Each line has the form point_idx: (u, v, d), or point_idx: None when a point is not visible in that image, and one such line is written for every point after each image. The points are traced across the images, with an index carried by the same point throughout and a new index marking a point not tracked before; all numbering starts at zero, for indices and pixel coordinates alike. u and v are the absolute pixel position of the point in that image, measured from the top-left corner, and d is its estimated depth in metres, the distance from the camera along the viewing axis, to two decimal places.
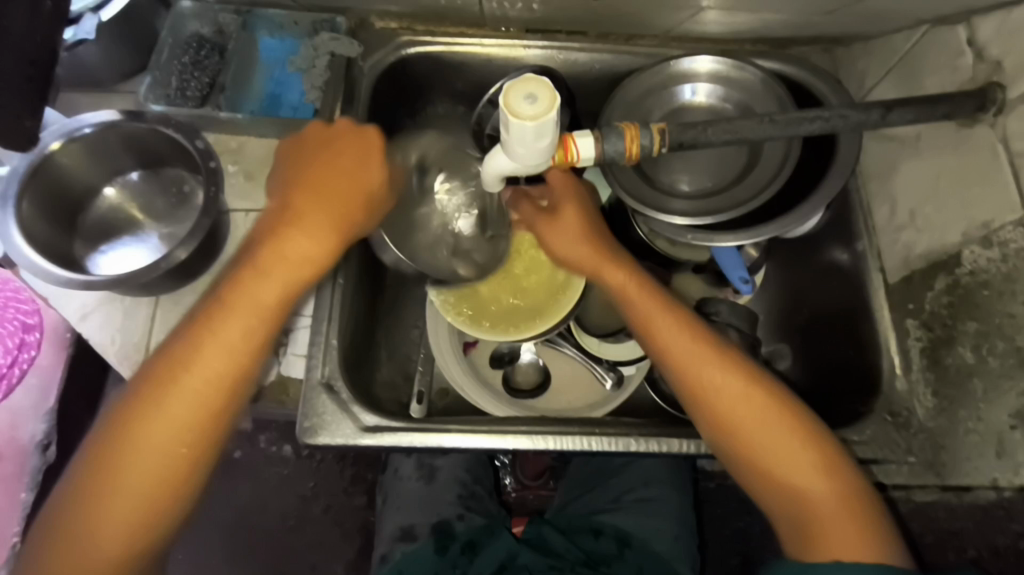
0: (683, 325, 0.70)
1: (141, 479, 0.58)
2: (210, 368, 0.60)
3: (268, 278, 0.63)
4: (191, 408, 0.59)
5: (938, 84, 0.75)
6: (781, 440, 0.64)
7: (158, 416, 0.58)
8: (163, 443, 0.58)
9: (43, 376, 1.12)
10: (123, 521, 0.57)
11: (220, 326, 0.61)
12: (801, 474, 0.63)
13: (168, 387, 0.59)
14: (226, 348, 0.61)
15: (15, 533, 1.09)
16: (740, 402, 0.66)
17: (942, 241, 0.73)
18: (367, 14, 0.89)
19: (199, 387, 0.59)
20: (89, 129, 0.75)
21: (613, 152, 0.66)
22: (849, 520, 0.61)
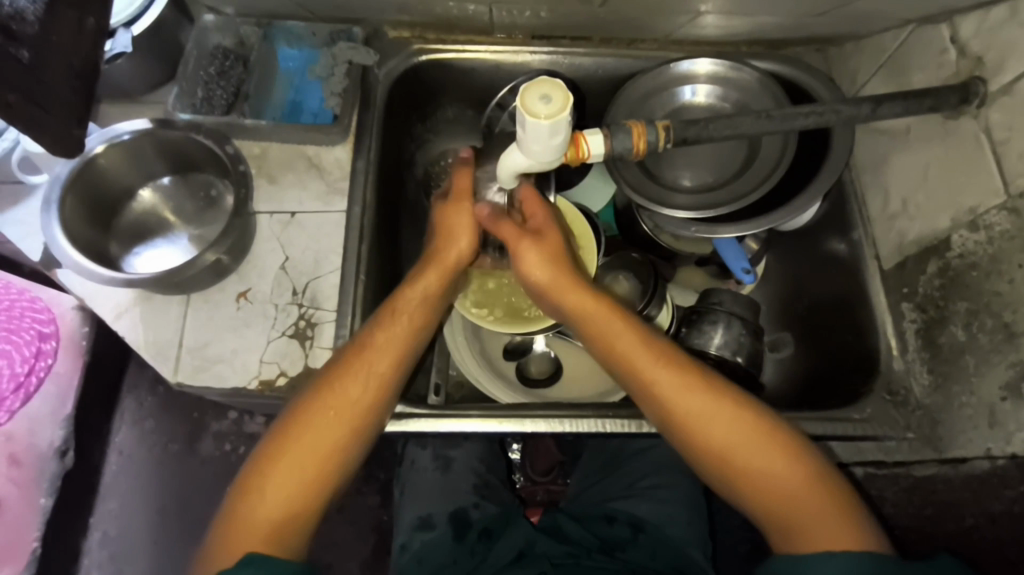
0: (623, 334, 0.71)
1: (302, 468, 0.66)
2: (354, 391, 0.70)
3: (402, 322, 0.73)
4: (338, 419, 0.68)
5: (925, 79, 0.79)
6: (729, 437, 0.67)
7: (321, 415, 0.68)
8: (316, 444, 0.67)
9: (60, 383, 1.21)
10: (289, 495, 0.65)
11: (364, 361, 0.71)
12: (753, 462, 0.66)
13: (348, 376, 0.70)
14: (363, 381, 0.70)
15: (34, 537, 1.16)
16: (693, 406, 0.68)
17: (933, 226, 0.77)
18: (381, 24, 0.94)
19: (343, 406, 0.69)
20: (128, 136, 0.79)
21: (621, 148, 0.70)
22: (821, 510, 0.63)
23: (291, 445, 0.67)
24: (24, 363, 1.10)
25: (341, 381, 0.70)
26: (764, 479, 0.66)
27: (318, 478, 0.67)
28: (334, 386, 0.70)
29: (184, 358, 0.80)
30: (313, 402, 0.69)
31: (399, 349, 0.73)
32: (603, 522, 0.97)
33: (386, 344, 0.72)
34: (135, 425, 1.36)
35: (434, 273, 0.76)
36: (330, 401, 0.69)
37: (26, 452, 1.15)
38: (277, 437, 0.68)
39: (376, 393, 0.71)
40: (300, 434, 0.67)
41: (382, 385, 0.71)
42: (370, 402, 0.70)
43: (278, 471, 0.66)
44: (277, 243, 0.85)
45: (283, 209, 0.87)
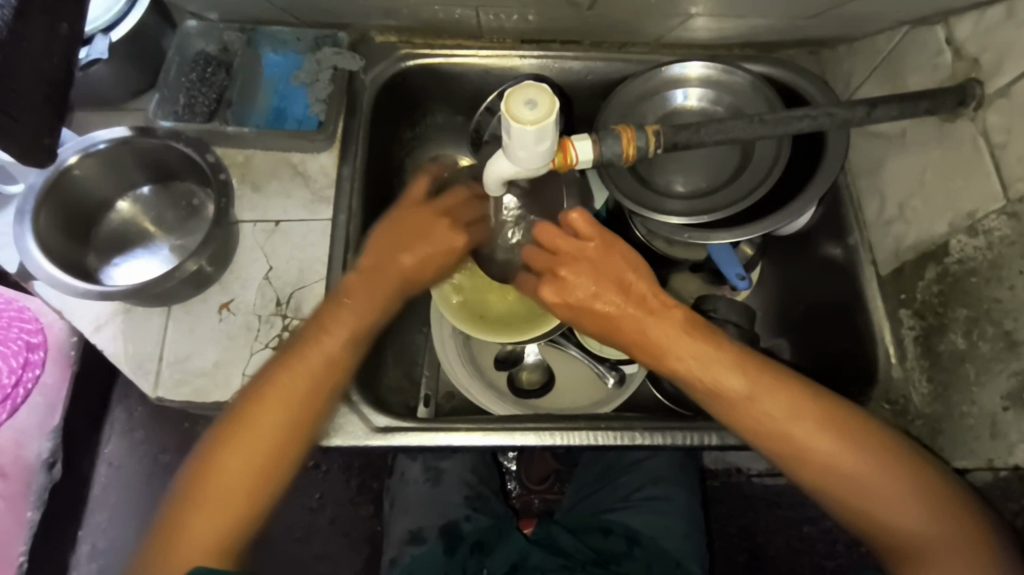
0: (715, 359, 0.67)
1: (210, 540, 0.62)
2: (256, 448, 0.65)
3: (296, 373, 0.68)
4: (246, 481, 0.65)
5: (920, 82, 0.78)
6: (849, 458, 0.63)
7: (260, 427, 0.66)
8: (255, 458, 0.65)
9: (48, 394, 1.18)
10: (192, 562, 0.61)
11: (264, 416, 0.66)
12: (872, 492, 0.63)
13: (235, 439, 0.65)
14: (262, 434, 0.66)
15: (20, 552, 1.13)
16: (818, 432, 0.64)
17: (931, 232, 0.75)
18: (368, 29, 0.93)
19: (252, 468, 0.65)
20: (103, 145, 0.77)
21: (610, 155, 0.67)
22: (946, 545, 0.61)
23: (229, 461, 0.65)
24: (13, 373, 1.07)
25: (238, 441, 0.65)
26: (877, 508, 0.63)
27: (255, 497, 0.65)
28: (228, 440, 0.65)
29: (163, 372, 0.78)
30: (208, 474, 0.64)
31: (293, 409, 0.67)
32: (598, 534, 0.95)
33: (279, 402, 0.67)
34: (125, 437, 1.35)
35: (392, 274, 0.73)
36: (266, 415, 0.66)
37: (14, 465, 1.13)
38: (209, 447, 0.66)
39: (284, 442, 0.66)
40: (234, 449, 0.65)
41: (291, 415, 0.67)
42: (280, 454, 0.66)
43: (188, 542, 0.62)
44: (261, 252, 0.83)
45: (267, 218, 0.85)
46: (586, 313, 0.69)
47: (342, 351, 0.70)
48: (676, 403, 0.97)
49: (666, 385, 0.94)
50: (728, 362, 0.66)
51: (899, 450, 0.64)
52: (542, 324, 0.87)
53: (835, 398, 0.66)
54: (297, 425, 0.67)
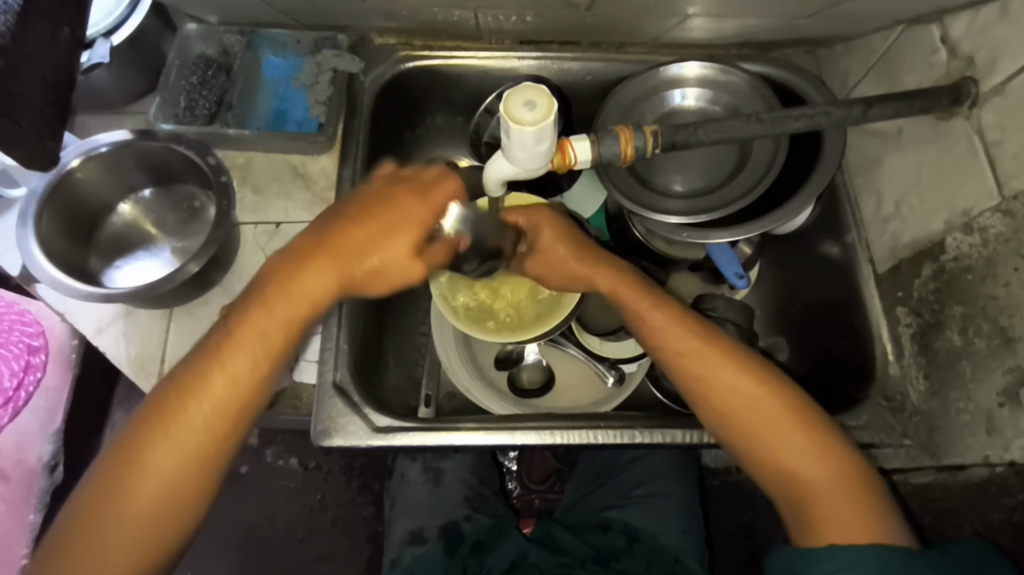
0: (657, 311, 0.70)
1: (136, 510, 0.57)
2: (196, 415, 0.59)
3: (247, 340, 0.61)
4: (179, 452, 0.59)
5: (916, 81, 0.79)
6: (768, 422, 0.64)
7: (184, 419, 0.59)
8: (179, 449, 0.58)
9: (50, 398, 1.18)
10: (131, 529, 0.57)
11: (207, 381, 0.60)
12: (789, 452, 0.63)
13: (177, 405, 0.59)
14: (204, 400, 0.60)
15: (23, 553, 1.14)
16: (744, 392, 0.66)
17: (927, 230, 0.76)
18: (367, 31, 0.93)
19: (188, 436, 0.59)
20: (105, 148, 0.78)
21: (608, 155, 0.68)
22: (845, 500, 0.61)
23: (145, 455, 0.58)
24: (14, 375, 1.09)
25: (177, 407, 0.59)
26: (795, 470, 0.63)
27: (174, 494, 0.58)
28: (168, 402, 0.59)
29: (166, 373, 0.78)
30: (141, 442, 0.58)
31: (240, 373, 0.60)
32: (598, 532, 0.96)
33: (226, 364, 0.60)
34: None
35: (330, 252, 0.61)
36: (194, 396, 0.59)
37: (15, 467, 1.14)
38: (125, 446, 0.58)
39: (226, 410, 0.60)
40: (158, 432, 0.58)
41: (244, 382, 0.61)
42: (220, 424, 0.60)
43: (113, 509, 0.57)
44: (262, 254, 0.84)
45: (268, 220, 0.86)
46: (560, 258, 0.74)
47: (315, 306, 0.62)
48: (676, 402, 0.97)
49: (666, 384, 0.94)
50: (672, 316, 0.70)
51: (819, 421, 0.65)
52: (518, 334, 0.87)
53: (766, 368, 0.68)
54: (242, 394, 0.61)
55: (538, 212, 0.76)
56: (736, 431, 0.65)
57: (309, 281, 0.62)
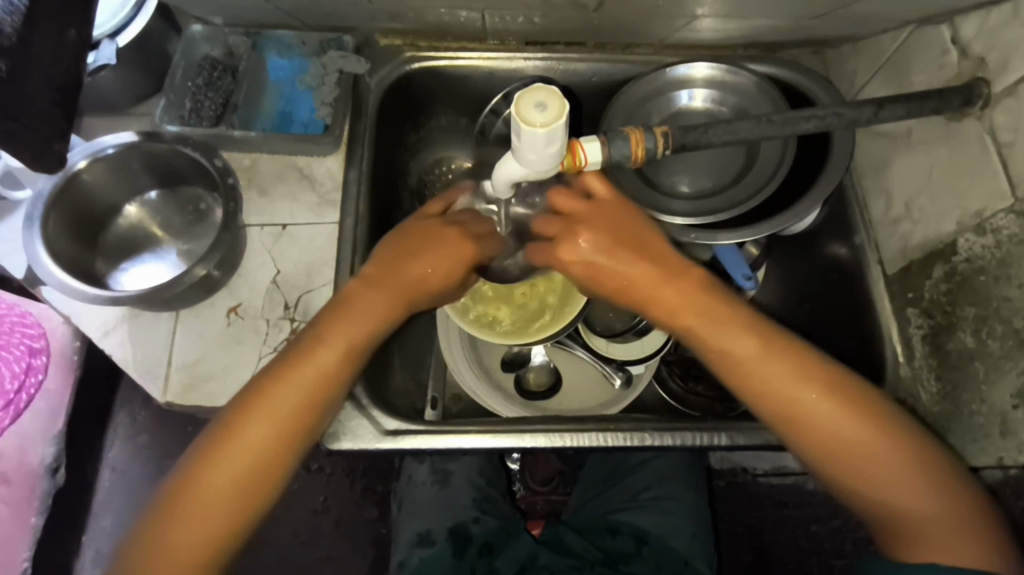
0: (740, 334, 0.68)
1: (221, 500, 0.64)
2: (276, 419, 0.66)
3: (321, 349, 0.68)
4: (257, 450, 0.65)
5: (926, 81, 0.78)
6: (867, 450, 0.64)
7: (245, 434, 0.65)
8: (242, 462, 0.65)
9: (51, 400, 1.20)
10: (211, 518, 0.64)
11: (277, 390, 0.66)
12: (870, 471, 0.64)
13: (252, 412, 0.66)
14: (279, 408, 0.66)
15: (26, 558, 1.13)
16: (838, 420, 0.65)
17: (938, 230, 0.76)
18: (372, 32, 0.93)
19: (267, 438, 0.66)
20: (111, 150, 0.77)
21: (619, 156, 0.67)
22: (949, 532, 0.61)
23: (213, 467, 0.64)
24: (15, 378, 1.07)
25: (250, 415, 0.66)
26: (890, 497, 0.64)
27: (239, 502, 0.65)
28: (249, 406, 0.66)
29: (173, 376, 0.78)
30: (218, 443, 0.65)
31: (310, 384, 0.68)
32: (606, 535, 0.96)
33: (296, 377, 0.67)
34: (129, 441, 1.34)
35: (370, 291, 0.71)
36: (265, 407, 0.66)
37: (16, 470, 1.14)
38: (196, 456, 0.65)
39: (298, 412, 0.67)
40: (234, 436, 0.65)
41: (319, 387, 0.68)
42: (293, 429, 0.67)
43: (202, 499, 0.64)
44: (268, 256, 0.83)
45: (274, 222, 0.85)
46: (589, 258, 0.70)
47: (370, 322, 0.71)
48: (682, 403, 0.96)
49: (672, 385, 0.97)
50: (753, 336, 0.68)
51: (923, 453, 0.64)
52: (499, 335, 0.85)
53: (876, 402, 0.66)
54: (311, 401, 0.68)
55: (582, 201, 0.72)
56: (828, 458, 0.65)
57: (355, 317, 0.70)
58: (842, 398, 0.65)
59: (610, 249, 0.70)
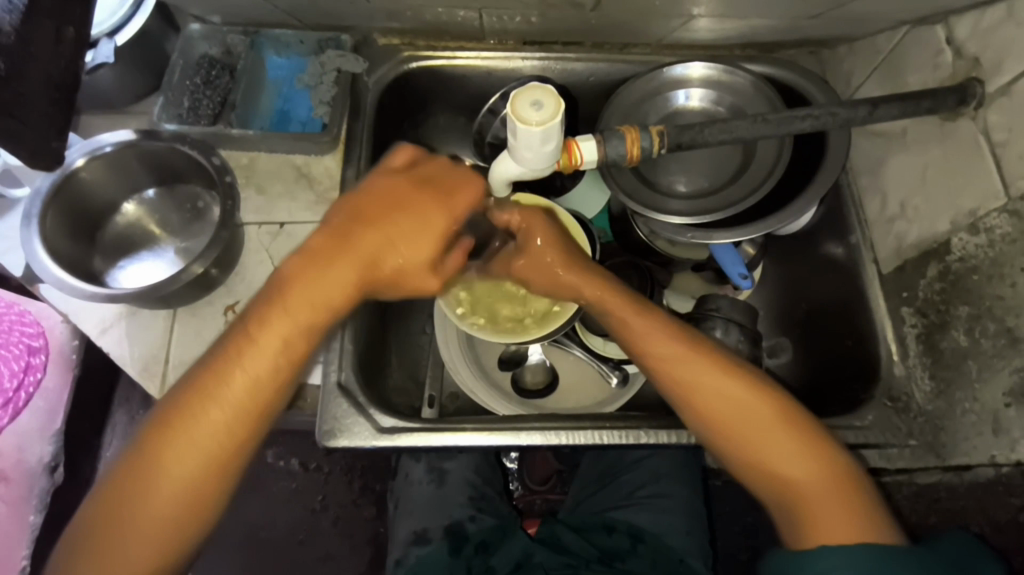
0: (646, 318, 0.69)
1: (168, 501, 0.57)
2: (226, 410, 0.59)
3: (277, 321, 0.60)
4: (207, 445, 0.58)
5: (921, 81, 0.79)
6: (760, 426, 0.64)
7: (211, 407, 0.58)
8: (192, 451, 0.58)
9: (49, 398, 1.19)
10: (157, 523, 0.57)
11: (231, 373, 0.59)
12: (764, 448, 0.64)
13: (201, 401, 0.58)
14: (234, 393, 0.59)
15: (24, 555, 1.14)
16: (727, 398, 0.65)
17: (932, 230, 0.76)
18: (370, 32, 0.93)
19: (218, 432, 0.58)
20: (109, 148, 0.77)
21: (615, 155, 0.67)
22: (839, 503, 0.61)
23: (163, 458, 0.57)
24: (15, 376, 1.08)
25: (197, 404, 0.58)
26: (786, 475, 0.63)
27: (189, 495, 0.58)
28: (195, 395, 0.58)
29: (170, 373, 0.78)
30: (165, 437, 0.57)
31: (265, 363, 0.60)
32: (602, 533, 0.96)
33: (255, 352, 0.59)
34: (127, 439, 1.34)
35: (340, 251, 0.61)
36: (214, 395, 0.59)
37: (15, 469, 1.14)
38: (141, 446, 0.58)
39: (253, 399, 0.59)
40: (183, 428, 0.58)
41: (281, 361, 0.60)
42: (247, 420, 0.59)
43: (143, 502, 0.57)
44: (266, 254, 0.84)
45: (272, 221, 0.85)
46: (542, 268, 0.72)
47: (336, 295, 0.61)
48: None
49: (668, 386, 0.95)
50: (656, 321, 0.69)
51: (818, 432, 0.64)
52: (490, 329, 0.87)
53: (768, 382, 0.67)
54: (269, 387, 0.60)
55: (532, 214, 0.74)
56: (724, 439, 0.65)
57: (296, 309, 0.60)
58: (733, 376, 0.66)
59: (563, 258, 0.72)
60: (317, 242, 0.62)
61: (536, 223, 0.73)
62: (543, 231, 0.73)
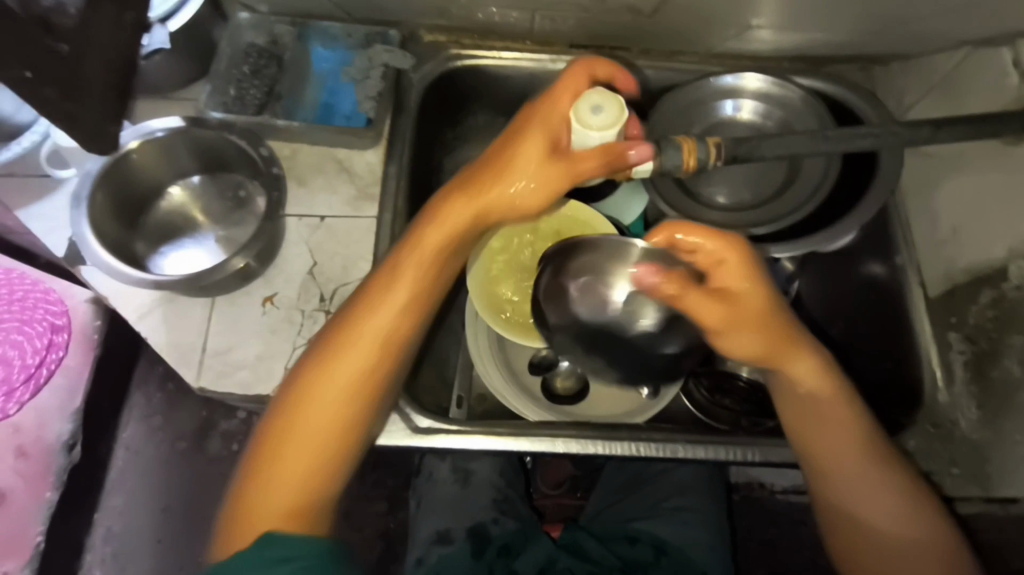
0: (834, 424, 0.67)
1: (305, 459, 0.61)
2: (355, 362, 0.63)
3: (404, 267, 0.65)
4: (342, 396, 0.63)
5: (982, 104, 0.77)
6: (912, 551, 0.66)
7: (349, 351, 0.64)
8: (325, 420, 0.62)
9: (71, 377, 1.25)
10: (290, 478, 0.61)
11: (366, 316, 0.65)
12: (851, 485, 0.68)
13: (343, 346, 0.64)
14: (371, 328, 0.64)
15: (38, 532, 1.17)
16: (890, 517, 0.67)
17: (987, 255, 0.76)
18: (417, 27, 0.93)
19: (348, 383, 0.63)
20: (161, 134, 0.78)
21: (671, 166, 0.66)
22: None
23: (301, 424, 0.62)
24: (36, 354, 1.22)
25: (342, 351, 0.64)
26: None
27: (319, 464, 0.62)
28: (332, 348, 0.64)
29: (206, 362, 0.77)
30: (309, 385, 0.63)
31: (394, 315, 0.65)
32: (624, 542, 0.96)
33: (397, 294, 0.65)
34: (144, 422, 1.34)
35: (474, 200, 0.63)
36: (356, 333, 0.64)
37: (34, 445, 1.20)
38: (276, 409, 0.63)
39: (376, 353, 0.64)
40: (326, 367, 0.63)
41: (408, 311, 0.65)
42: (371, 372, 0.64)
43: (283, 454, 0.61)
44: (306, 247, 0.83)
45: (312, 213, 0.85)
46: (751, 344, 0.61)
47: (484, 215, 0.64)
48: (709, 415, 0.95)
49: (698, 397, 0.96)
50: (850, 432, 0.67)
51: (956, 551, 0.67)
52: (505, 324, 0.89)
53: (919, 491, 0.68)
54: (391, 349, 0.65)
55: (733, 252, 0.58)
56: (860, 541, 0.68)
57: (401, 283, 0.65)
58: (909, 500, 0.67)
59: (768, 330, 0.61)
60: (461, 184, 0.65)
61: (740, 257, 0.58)
62: (747, 283, 0.59)
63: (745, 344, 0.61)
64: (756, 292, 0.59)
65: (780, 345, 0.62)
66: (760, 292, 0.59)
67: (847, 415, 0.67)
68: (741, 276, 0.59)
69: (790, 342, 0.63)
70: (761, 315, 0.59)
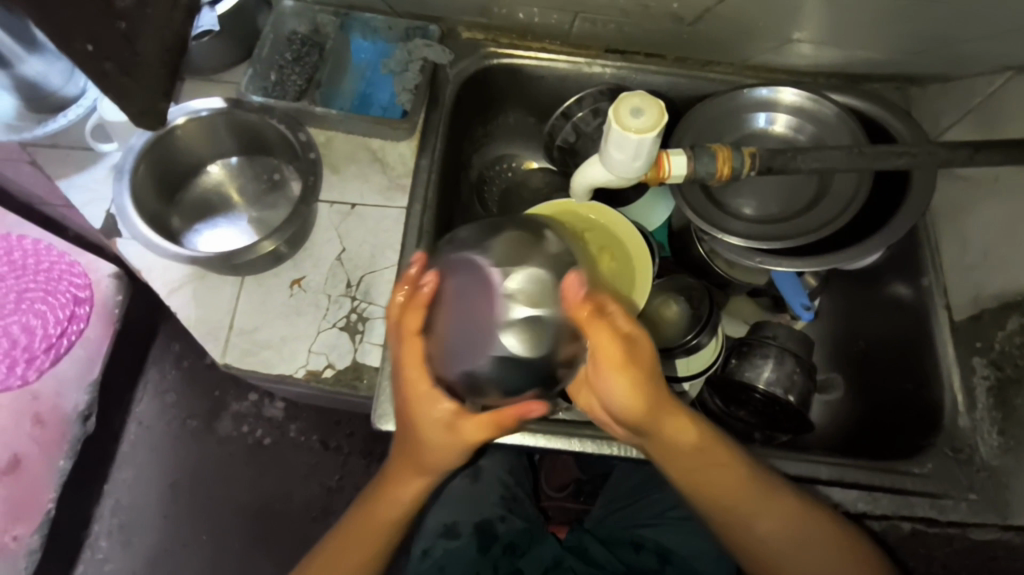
0: (726, 483, 0.67)
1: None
2: (384, 512, 0.70)
3: (432, 440, 0.63)
4: (363, 549, 0.71)
5: (1021, 130, 0.77)
6: None
7: (387, 501, 0.70)
8: (358, 552, 0.71)
9: (90, 348, 1.28)
10: None
11: (399, 483, 0.70)
12: (783, 549, 0.68)
13: (383, 489, 0.71)
14: (398, 500, 0.70)
15: (50, 498, 1.20)
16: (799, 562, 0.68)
17: (1018, 281, 0.76)
18: (456, 24, 0.94)
19: (368, 533, 0.71)
20: (206, 113, 0.80)
21: (704, 172, 0.67)
22: None
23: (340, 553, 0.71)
24: (58, 324, 1.25)
25: (377, 496, 0.71)
26: None
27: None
28: (376, 491, 0.71)
29: (233, 340, 0.79)
30: (346, 534, 0.72)
31: (419, 482, 0.69)
32: (629, 548, 0.96)
33: (416, 466, 0.67)
34: (156, 398, 1.35)
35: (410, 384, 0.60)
36: (395, 485, 0.70)
37: (51, 412, 1.23)
38: (329, 539, 0.73)
39: (401, 507, 0.70)
40: (362, 514, 0.72)
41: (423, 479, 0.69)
42: (388, 527, 0.71)
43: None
44: (335, 233, 0.84)
45: (344, 201, 0.86)
46: (623, 398, 0.60)
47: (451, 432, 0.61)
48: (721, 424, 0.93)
49: (712, 406, 0.93)
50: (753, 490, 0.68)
51: None
52: None
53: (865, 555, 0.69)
54: (409, 500, 0.70)
55: (619, 319, 0.57)
56: None
57: (426, 415, 0.61)
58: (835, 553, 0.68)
59: (648, 397, 0.60)
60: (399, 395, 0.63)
61: (603, 326, 0.56)
62: (625, 360, 0.57)
63: (627, 407, 0.60)
64: (620, 359, 0.57)
65: (654, 408, 0.61)
66: (632, 362, 0.58)
67: (720, 463, 0.67)
68: (618, 357, 0.57)
69: (669, 402, 0.62)
70: (640, 384, 0.59)
